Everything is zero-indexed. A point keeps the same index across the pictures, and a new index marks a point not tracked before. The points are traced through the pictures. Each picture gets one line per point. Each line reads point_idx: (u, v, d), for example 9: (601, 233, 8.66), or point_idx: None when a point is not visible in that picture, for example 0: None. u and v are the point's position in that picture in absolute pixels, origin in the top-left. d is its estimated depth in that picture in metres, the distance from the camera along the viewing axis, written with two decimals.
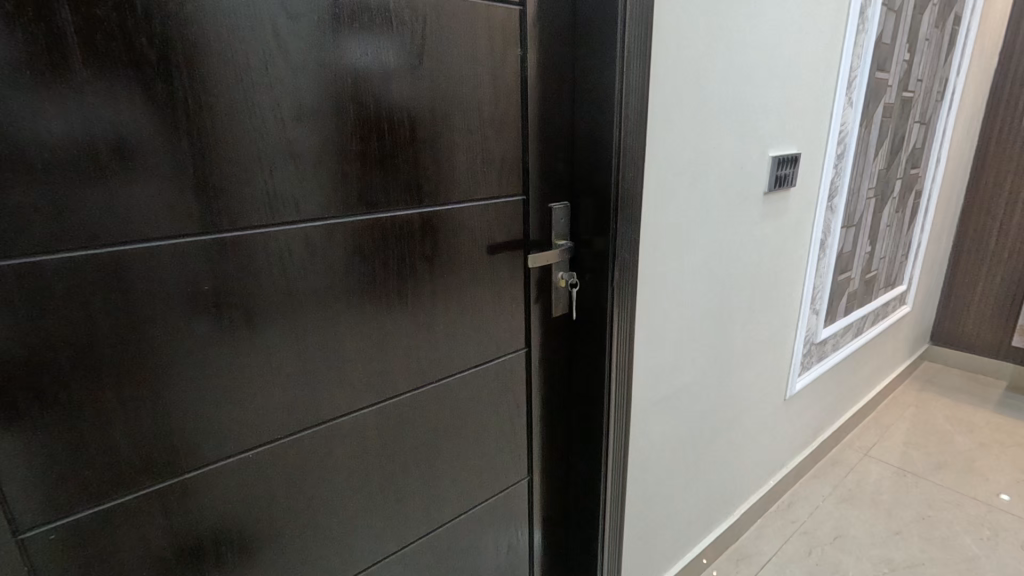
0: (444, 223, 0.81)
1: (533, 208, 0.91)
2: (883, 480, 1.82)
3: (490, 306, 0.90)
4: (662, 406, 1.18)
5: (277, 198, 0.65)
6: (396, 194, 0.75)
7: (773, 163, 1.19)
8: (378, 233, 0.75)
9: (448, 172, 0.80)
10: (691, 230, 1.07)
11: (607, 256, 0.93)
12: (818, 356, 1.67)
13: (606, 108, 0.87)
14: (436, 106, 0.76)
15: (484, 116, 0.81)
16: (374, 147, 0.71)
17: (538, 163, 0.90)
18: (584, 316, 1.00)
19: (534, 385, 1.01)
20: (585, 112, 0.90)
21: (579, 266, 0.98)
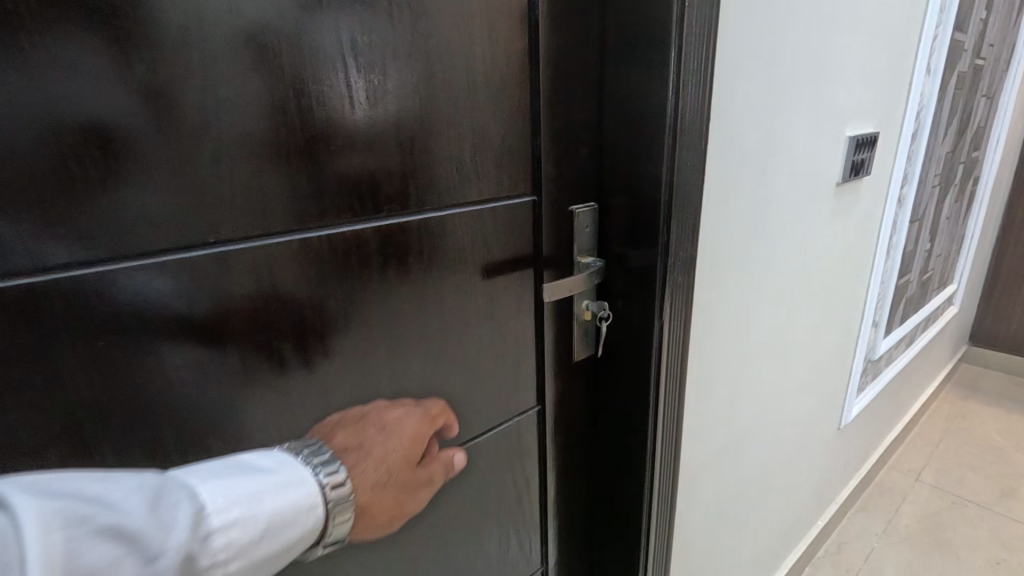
0: (420, 240, 0.53)
1: (547, 214, 0.64)
2: (942, 513, 1.58)
3: (489, 355, 0.63)
4: (711, 460, 0.91)
5: (219, 200, 0.40)
6: (345, 199, 0.47)
7: (850, 145, 0.92)
8: (315, 261, 0.46)
9: (424, 162, 0.52)
10: (754, 236, 0.80)
11: (655, 283, 0.66)
12: (873, 374, 1.42)
13: (656, 66, 0.58)
14: (399, 56, 0.47)
15: (474, 73, 0.53)
16: (316, 122, 0.44)
17: (553, 149, 0.62)
18: (618, 360, 0.73)
19: (551, 451, 0.75)
20: (622, 72, 0.62)
21: (609, 292, 0.71)
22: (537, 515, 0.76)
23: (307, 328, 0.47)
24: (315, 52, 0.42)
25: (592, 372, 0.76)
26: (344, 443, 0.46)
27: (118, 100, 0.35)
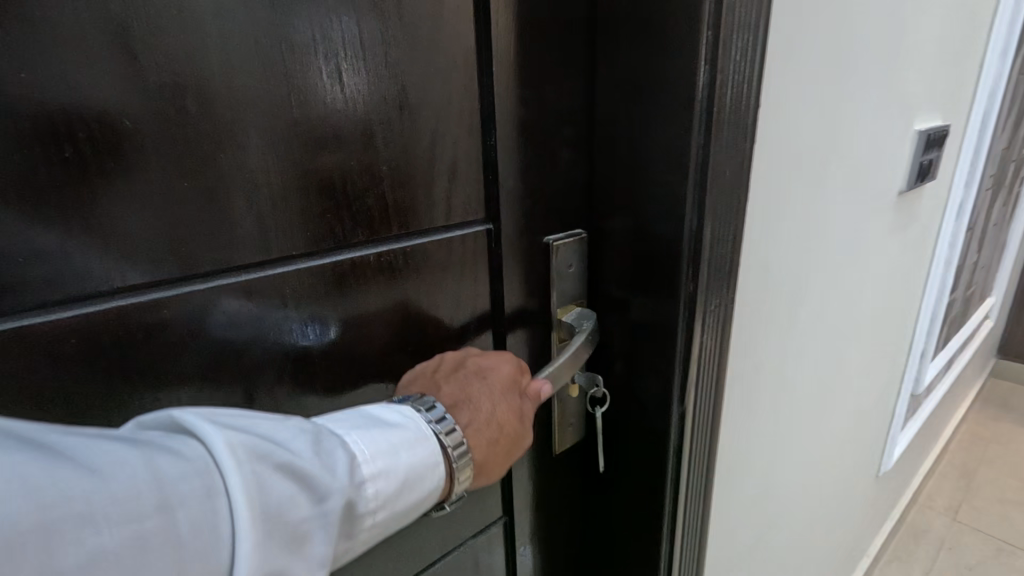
0: (341, 297, 0.35)
1: (512, 260, 0.43)
2: (986, 562, 1.38)
3: None
4: (744, 554, 0.70)
5: (27, 240, 0.25)
6: (174, 247, 0.29)
7: (920, 141, 0.70)
8: (163, 336, 0.29)
9: (371, 178, 0.34)
10: (806, 267, 0.59)
11: (674, 359, 0.44)
12: (914, 409, 1.22)
13: (675, 28, 0.37)
14: (338, 10, 0.30)
15: (412, 40, 0.33)
16: (174, 118, 0.27)
17: (522, 154, 0.40)
18: (618, 457, 0.51)
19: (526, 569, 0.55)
20: (621, 37, 0.40)
21: (605, 355, 0.49)
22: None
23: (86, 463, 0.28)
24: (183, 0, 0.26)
25: (581, 469, 0.55)
26: (448, 397, 0.38)
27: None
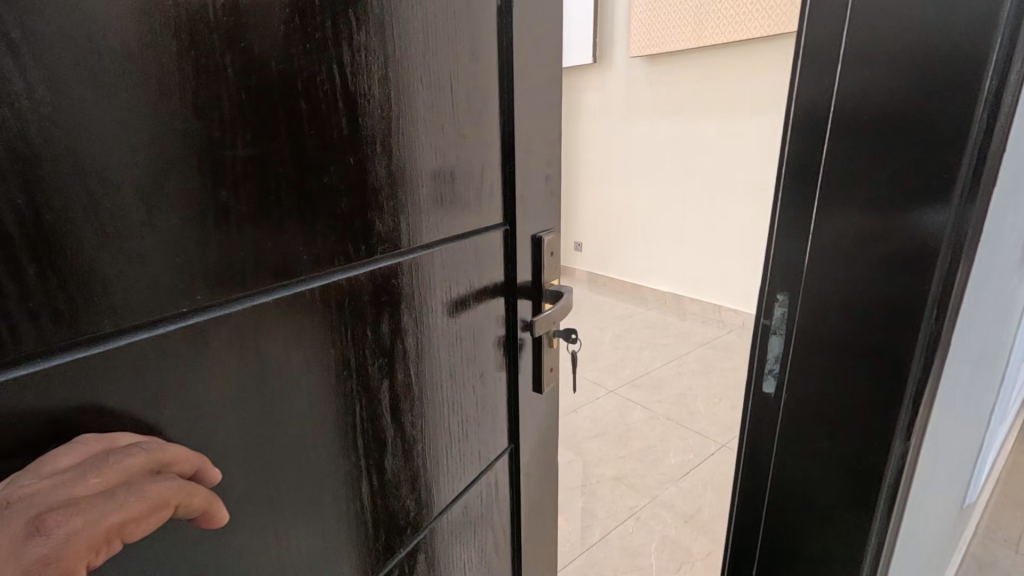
0: (441, 269, 0.51)
1: (521, 243, 0.61)
2: None
3: (464, 402, 0.58)
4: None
5: (295, 240, 0.37)
6: (354, 244, 0.42)
7: None
8: (346, 307, 0.42)
9: (456, 195, 0.51)
10: (985, 300, 0.60)
11: (902, 408, 0.47)
12: (997, 440, 1.22)
13: (954, 81, 0.41)
14: (449, 91, 0.47)
15: (478, 105, 0.51)
16: (367, 157, 0.41)
17: (527, 175, 0.59)
18: (806, 493, 0.54)
19: (531, 477, 0.73)
20: (857, 117, 0.46)
21: (795, 377, 0.53)
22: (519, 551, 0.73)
23: (319, 382, 0.41)
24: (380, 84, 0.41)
25: (758, 487, 0.58)
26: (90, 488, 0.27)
27: (217, 140, 0.32)
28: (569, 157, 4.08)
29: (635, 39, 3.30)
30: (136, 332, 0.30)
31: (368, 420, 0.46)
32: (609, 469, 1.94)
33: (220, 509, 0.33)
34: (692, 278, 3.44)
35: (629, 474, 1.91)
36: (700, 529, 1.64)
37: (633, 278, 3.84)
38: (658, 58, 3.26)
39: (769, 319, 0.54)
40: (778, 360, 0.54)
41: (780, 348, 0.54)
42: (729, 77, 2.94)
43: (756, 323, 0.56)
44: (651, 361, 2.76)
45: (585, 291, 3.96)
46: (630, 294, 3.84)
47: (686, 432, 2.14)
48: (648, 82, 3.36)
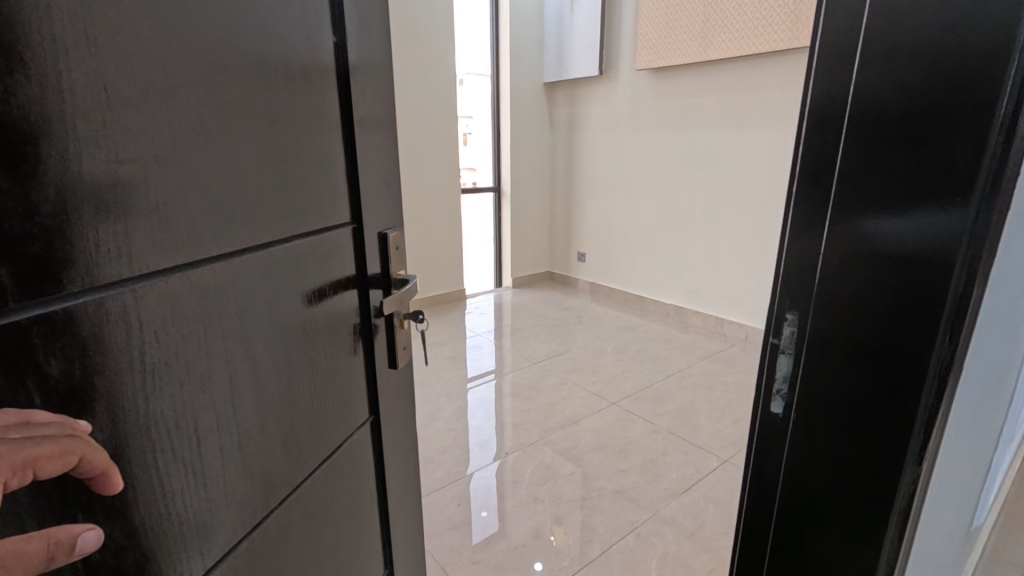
0: (303, 261, 0.58)
1: (370, 238, 0.70)
2: None
3: (326, 381, 0.64)
4: None
5: (179, 234, 0.42)
6: (231, 239, 0.47)
7: None
8: (223, 293, 0.47)
9: (312, 196, 0.58)
10: (1001, 317, 0.58)
11: (911, 436, 0.44)
12: (1007, 458, 1.20)
13: (969, 81, 0.35)
14: (302, 110, 0.55)
15: (327, 121, 0.60)
16: (238, 164, 0.47)
17: (371, 180, 0.69)
18: (814, 517, 0.53)
19: (390, 445, 0.81)
20: (867, 136, 0.41)
21: (803, 396, 0.51)
22: (386, 512, 0.82)
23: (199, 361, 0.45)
24: (245, 103, 0.48)
25: (767, 501, 0.57)
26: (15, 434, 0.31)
27: (92, 141, 0.36)
28: (575, 168, 4.09)
29: (642, 52, 3.31)
30: (33, 311, 0.33)
31: (245, 399, 0.51)
32: (610, 483, 1.92)
33: (111, 482, 0.37)
34: (695, 290, 3.43)
35: (629, 488, 1.89)
36: (701, 546, 1.61)
37: (636, 289, 3.84)
38: (665, 71, 3.28)
39: (779, 338, 0.53)
40: (786, 381, 0.53)
41: (789, 368, 0.52)
42: (733, 91, 2.96)
43: (768, 342, 0.55)
44: (653, 374, 2.74)
45: (589, 302, 3.96)
46: (632, 306, 3.84)
47: (688, 446, 2.12)
48: (654, 96, 3.38)
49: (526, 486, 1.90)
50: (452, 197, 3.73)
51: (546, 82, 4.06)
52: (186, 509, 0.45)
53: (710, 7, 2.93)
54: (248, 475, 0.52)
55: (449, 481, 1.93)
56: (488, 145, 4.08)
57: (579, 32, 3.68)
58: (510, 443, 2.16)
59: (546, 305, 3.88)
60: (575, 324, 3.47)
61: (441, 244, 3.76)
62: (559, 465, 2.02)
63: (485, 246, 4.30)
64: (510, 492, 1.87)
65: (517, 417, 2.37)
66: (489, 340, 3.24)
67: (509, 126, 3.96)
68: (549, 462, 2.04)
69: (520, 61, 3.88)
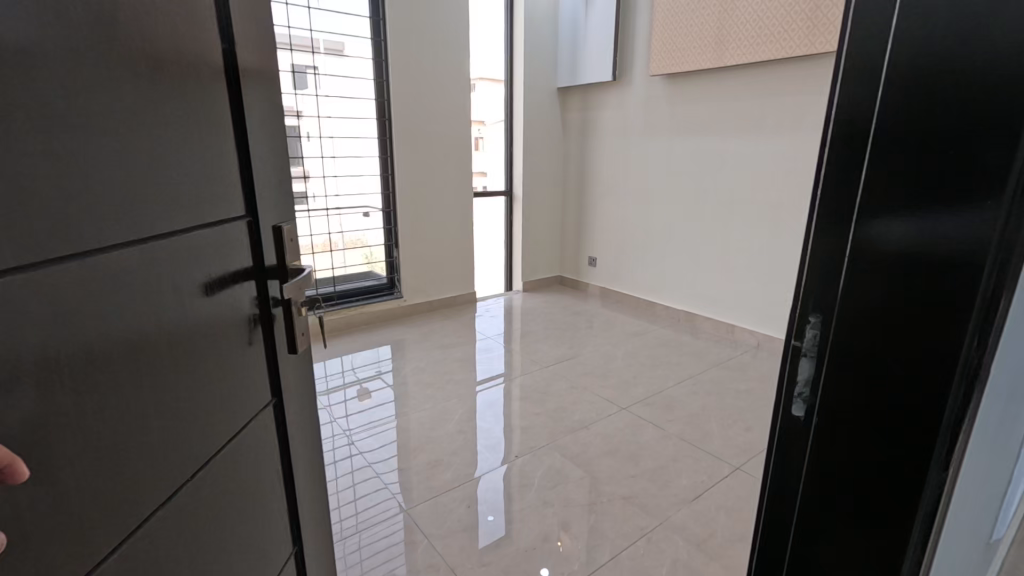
0: (203, 250, 0.59)
1: (265, 231, 0.72)
2: None
3: (230, 368, 0.65)
4: None
5: (85, 225, 0.44)
6: (134, 229, 0.49)
7: None
8: (127, 280, 0.49)
9: (211, 191, 0.61)
10: None
11: (938, 443, 0.43)
12: None
13: (1004, 81, 0.35)
14: (200, 112, 0.58)
15: (223, 123, 0.63)
16: (139, 162, 0.50)
17: (264, 177, 0.72)
18: (837, 523, 0.52)
19: (293, 424, 0.84)
20: (891, 139, 0.42)
21: (824, 400, 0.51)
22: (292, 490, 0.85)
23: (106, 343, 0.47)
24: (145, 105, 0.50)
25: (788, 504, 0.57)
26: None
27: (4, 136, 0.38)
28: (587, 173, 4.10)
29: (656, 58, 3.31)
30: None
31: (148, 382, 0.52)
32: (620, 488, 1.91)
33: (18, 467, 0.38)
34: (708, 297, 3.40)
35: (638, 494, 1.88)
36: (712, 554, 1.60)
37: (647, 294, 3.82)
38: (679, 77, 3.28)
39: (800, 342, 0.53)
40: (807, 384, 0.53)
41: (810, 371, 0.53)
42: (746, 96, 2.96)
43: (790, 345, 0.55)
44: (663, 380, 2.73)
45: (599, 307, 3.95)
46: (643, 311, 3.83)
47: (699, 453, 2.11)
48: (667, 101, 3.38)
49: (535, 490, 1.90)
50: (464, 200, 3.74)
51: (559, 87, 4.08)
52: (89, 488, 0.46)
53: (725, 12, 2.92)
54: (152, 456, 0.53)
55: (458, 484, 1.93)
56: (501, 149, 4.10)
57: (593, 38, 3.69)
58: (518, 447, 2.16)
59: (556, 309, 3.88)
60: (585, 329, 3.46)
61: (453, 247, 3.77)
62: (567, 469, 2.02)
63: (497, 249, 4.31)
64: (518, 496, 1.87)
65: (526, 420, 2.37)
66: (498, 343, 3.24)
67: (523, 130, 3.97)
68: (558, 467, 2.03)
69: (534, 66, 3.90)
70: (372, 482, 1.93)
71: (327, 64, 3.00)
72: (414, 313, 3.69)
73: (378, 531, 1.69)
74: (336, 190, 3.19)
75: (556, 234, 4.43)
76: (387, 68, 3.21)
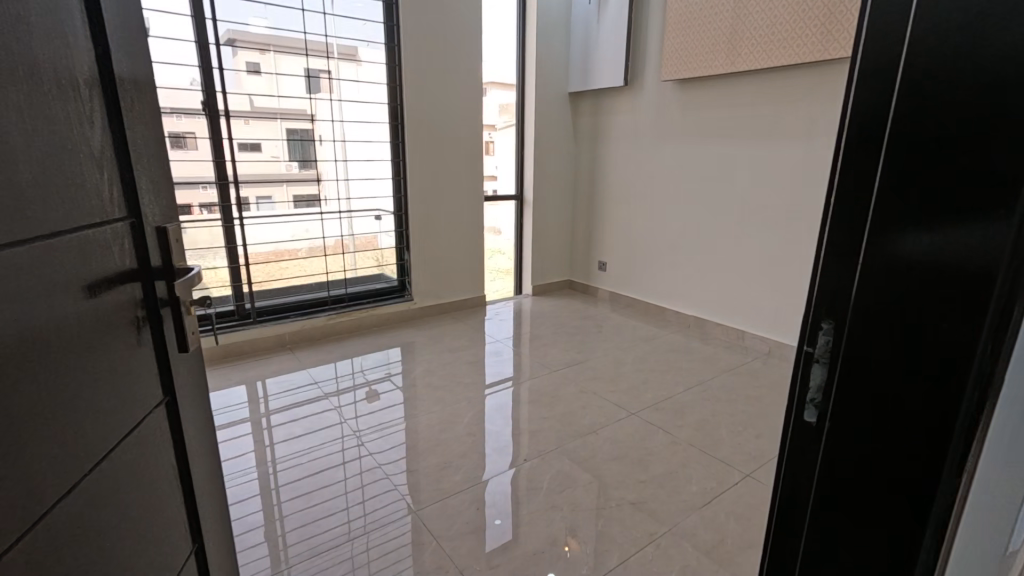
0: (86, 249, 0.56)
1: (147, 231, 0.68)
2: None
3: (118, 362, 0.62)
4: None
5: None
6: (17, 231, 0.47)
7: None
8: (12, 282, 0.46)
9: (90, 193, 0.57)
10: None
11: (950, 449, 0.43)
12: None
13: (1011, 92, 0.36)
14: (77, 112, 0.55)
15: (102, 125, 0.59)
16: (15, 160, 0.47)
17: (146, 177, 0.68)
18: (848, 530, 0.52)
19: (189, 423, 0.80)
20: (900, 146, 0.42)
21: (834, 405, 0.52)
22: (191, 491, 0.79)
23: None
24: (22, 102, 0.47)
25: (800, 511, 0.57)
26: None
27: None
28: (597, 178, 4.11)
29: (668, 62, 3.31)
30: None
31: (36, 385, 0.49)
32: (629, 493, 1.91)
33: None
34: (718, 303, 3.39)
35: (647, 500, 1.87)
36: (721, 562, 1.59)
37: (657, 299, 3.81)
38: (691, 82, 3.28)
39: (813, 347, 0.54)
40: (819, 390, 0.54)
41: (822, 376, 0.53)
42: (759, 101, 2.95)
43: (802, 350, 0.56)
44: (673, 386, 2.71)
45: (609, 311, 3.95)
46: (652, 316, 3.81)
47: (709, 459, 2.10)
48: (679, 106, 3.37)
49: (543, 493, 1.90)
50: (476, 204, 3.77)
51: (570, 91, 4.09)
52: None
53: (738, 17, 2.92)
54: (45, 457, 0.49)
55: (466, 486, 1.94)
56: (512, 153, 4.12)
57: (605, 43, 3.70)
58: (527, 450, 2.17)
59: (565, 314, 3.88)
60: (594, 333, 3.46)
61: (463, 251, 3.79)
62: (576, 474, 2.02)
63: (507, 253, 4.33)
64: (526, 499, 1.87)
65: (534, 424, 2.37)
66: (508, 346, 3.25)
67: (534, 135, 4.00)
68: (566, 471, 2.03)
69: (546, 71, 3.93)
70: (382, 483, 1.95)
71: (342, 68, 3.05)
72: (424, 316, 3.71)
73: (387, 531, 1.70)
74: (349, 193, 3.22)
75: (566, 237, 4.44)
76: (400, 74, 3.24)
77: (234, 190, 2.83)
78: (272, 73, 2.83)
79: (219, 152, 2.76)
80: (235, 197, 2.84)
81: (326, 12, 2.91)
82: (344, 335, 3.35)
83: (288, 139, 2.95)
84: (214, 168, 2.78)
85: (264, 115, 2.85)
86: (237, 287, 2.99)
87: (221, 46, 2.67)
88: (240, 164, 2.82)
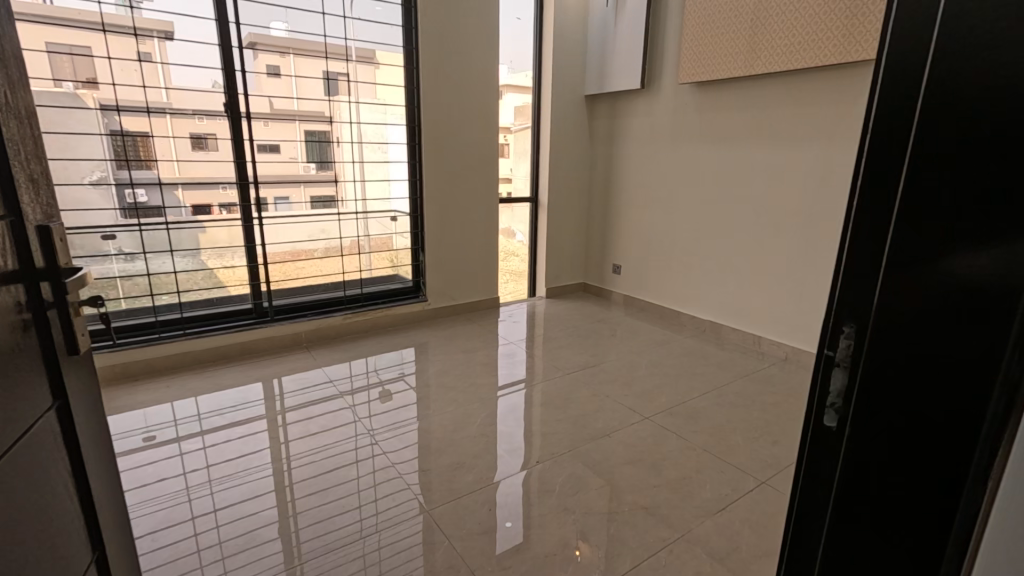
0: None
1: (29, 233, 0.70)
2: None
3: (9, 367, 0.63)
4: None
5: None
6: None
7: None
8: None
9: None
10: None
11: (972, 460, 0.42)
12: None
13: None
14: None
15: None
16: None
17: (23, 182, 0.70)
18: (868, 538, 0.51)
19: (81, 420, 0.82)
20: (922, 148, 0.42)
21: (853, 412, 0.51)
22: (87, 485, 0.82)
23: None
24: None
25: (818, 517, 0.56)
26: None
27: None
28: (613, 181, 4.09)
29: (685, 65, 3.29)
30: None
31: None
32: (641, 498, 1.89)
33: None
34: (734, 308, 3.35)
35: (659, 505, 1.86)
36: (734, 569, 1.57)
37: (672, 303, 3.78)
38: (709, 85, 3.25)
39: (834, 351, 0.53)
40: (839, 395, 0.53)
41: (842, 382, 0.53)
42: (778, 104, 2.92)
43: (823, 353, 0.56)
44: (688, 391, 2.69)
45: (623, 314, 3.92)
46: (667, 320, 3.79)
47: (724, 466, 2.07)
48: (697, 109, 3.35)
49: (555, 496, 1.90)
50: (491, 206, 3.78)
51: (586, 94, 4.09)
52: None
53: (756, 19, 2.89)
54: None
55: (478, 487, 1.94)
56: (528, 156, 4.13)
57: (621, 46, 3.69)
58: (539, 452, 2.16)
59: (579, 316, 3.88)
60: (608, 337, 3.44)
61: (478, 253, 3.81)
62: (588, 477, 2.01)
63: (521, 255, 4.34)
64: (537, 502, 1.87)
65: (547, 427, 2.36)
66: (521, 348, 3.25)
67: (549, 137, 4.00)
68: (578, 474, 2.02)
69: (562, 73, 3.93)
70: (395, 482, 1.96)
71: (359, 71, 3.09)
72: (438, 317, 3.73)
73: (400, 530, 1.71)
74: (365, 194, 3.26)
75: (581, 240, 4.43)
76: (417, 76, 3.27)
77: (253, 190, 2.88)
78: (293, 75, 2.88)
79: (239, 154, 2.82)
80: (255, 197, 2.88)
81: (345, 15, 2.95)
82: (358, 334, 3.38)
83: (306, 141, 2.99)
84: (235, 169, 2.83)
85: (284, 117, 2.90)
86: (255, 285, 3.04)
87: (243, 49, 2.73)
88: (259, 164, 2.87)
